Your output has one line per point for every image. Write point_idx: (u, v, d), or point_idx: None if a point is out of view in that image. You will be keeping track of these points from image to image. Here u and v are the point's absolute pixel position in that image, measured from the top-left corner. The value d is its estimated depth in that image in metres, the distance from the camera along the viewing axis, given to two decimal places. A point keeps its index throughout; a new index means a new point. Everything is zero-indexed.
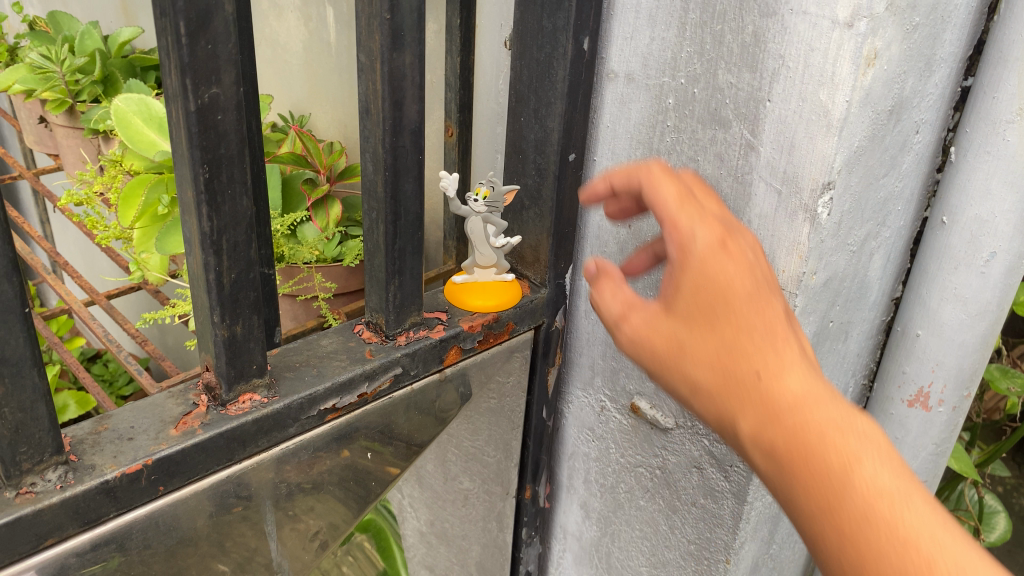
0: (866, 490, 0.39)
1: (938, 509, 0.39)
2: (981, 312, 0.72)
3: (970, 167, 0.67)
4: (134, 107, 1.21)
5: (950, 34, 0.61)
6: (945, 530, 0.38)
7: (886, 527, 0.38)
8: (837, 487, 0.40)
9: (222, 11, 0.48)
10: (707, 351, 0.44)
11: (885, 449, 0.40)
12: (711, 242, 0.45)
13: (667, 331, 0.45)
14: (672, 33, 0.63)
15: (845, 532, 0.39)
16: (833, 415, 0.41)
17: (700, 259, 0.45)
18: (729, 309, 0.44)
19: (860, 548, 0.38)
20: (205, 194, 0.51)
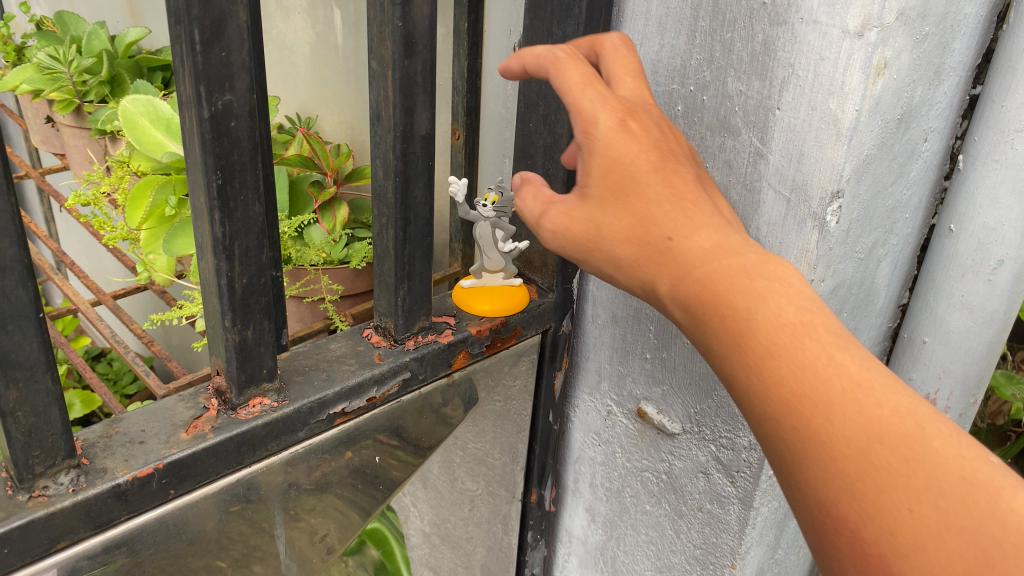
0: (763, 320, 0.44)
1: (842, 338, 0.43)
2: (988, 320, 0.72)
3: (977, 175, 0.67)
4: (141, 108, 1.21)
5: (959, 42, 0.61)
6: (843, 354, 0.42)
7: (781, 351, 0.43)
8: (741, 324, 0.45)
9: (237, 19, 0.48)
10: (612, 226, 0.52)
11: (792, 288, 0.45)
12: (613, 126, 0.52)
13: (587, 217, 0.53)
14: (681, 40, 0.64)
15: (748, 361, 0.44)
16: (740, 264, 0.47)
17: (603, 146, 0.52)
18: (636, 186, 0.51)
19: (761, 375, 0.43)
20: (218, 201, 0.52)
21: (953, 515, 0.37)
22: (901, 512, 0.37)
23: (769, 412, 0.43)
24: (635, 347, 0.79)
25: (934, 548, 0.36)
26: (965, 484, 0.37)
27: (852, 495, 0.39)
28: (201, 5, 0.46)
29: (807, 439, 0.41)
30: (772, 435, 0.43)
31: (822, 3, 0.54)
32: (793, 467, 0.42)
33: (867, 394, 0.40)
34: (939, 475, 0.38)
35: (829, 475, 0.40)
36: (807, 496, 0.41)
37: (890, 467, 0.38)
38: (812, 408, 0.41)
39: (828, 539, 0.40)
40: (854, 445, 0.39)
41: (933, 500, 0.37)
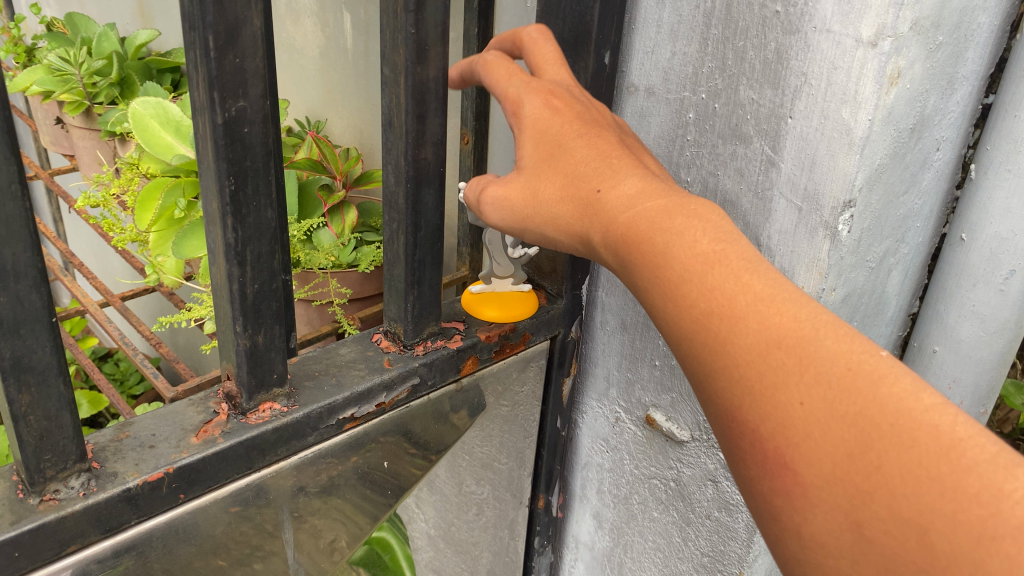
0: (678, 249, 0.45)
1: (753, 260, 0.44)
2: (1000, 330, 0.71)
3: (991, 185, 0.67)
4: (151, 110, 1.21)
5: (972, 52, 0.61)
6: (751, 273, 0.43)
7: (694, 276, 0.44)
8: (658, 255, 0.46)
9: (251, 25, 0.48)
10: (546, 190, 0.54)
11: (709, 221, 0.46)
12: (538, 103, 0.56)
13: (523, 184, 0.55)
14: (693, 48, 0.64)
15: (663, 289, 0.45)
16: (661, 205, 0.48)
17: (532, 121, 0.56)
18: (564, 151, 0.54)
19: (674, 300, 0.44)
20: (230, 206, 0.52)
21: (839, 403, 0.37)
22: (793, 408, 0.38)
23: (683, 335, 0.44)
24: (643, 354, 0.79)
25: (821, 438, 0.37)
26: (853, 375, 0.38)
27: (751, 399, 0.40)
28: (216, 11, 0.46)
29: (713, 354, 0.42)
30: (688, 355, 0.44)
31: (835, 12, 0.54)
32: (704, 383, 0.43)
33: (767, 307, 0.41)
34: (828, 369, 0.38)
35: (732, 382, 0.41)
36: (718, 411, 0.42)
37: (785, 368, 0.39)
38: (717, 325, 0.42)
39: (736, 447, 0.41)
40: (753, 352, 0.40)
41: (822, 392, 0.38)
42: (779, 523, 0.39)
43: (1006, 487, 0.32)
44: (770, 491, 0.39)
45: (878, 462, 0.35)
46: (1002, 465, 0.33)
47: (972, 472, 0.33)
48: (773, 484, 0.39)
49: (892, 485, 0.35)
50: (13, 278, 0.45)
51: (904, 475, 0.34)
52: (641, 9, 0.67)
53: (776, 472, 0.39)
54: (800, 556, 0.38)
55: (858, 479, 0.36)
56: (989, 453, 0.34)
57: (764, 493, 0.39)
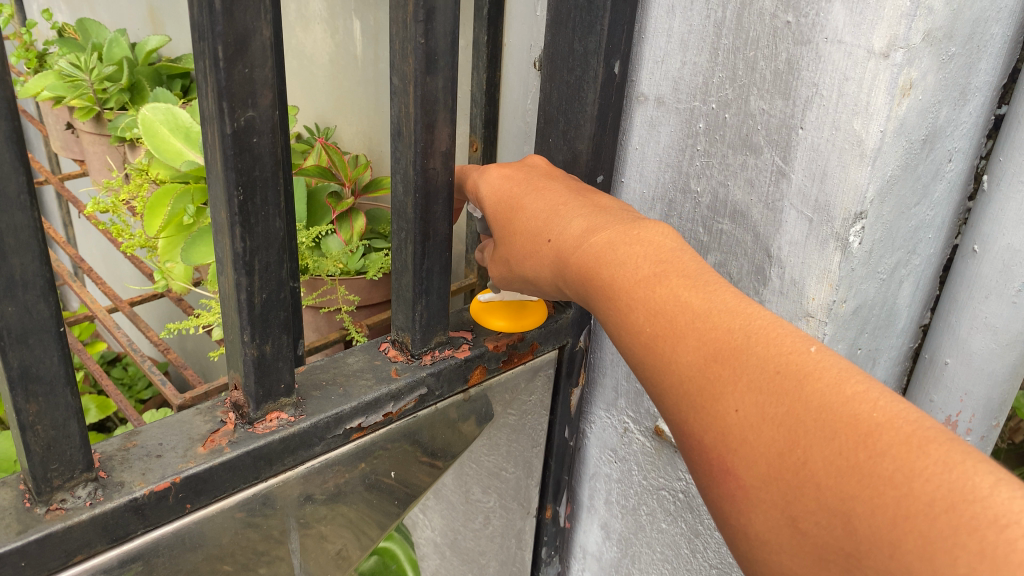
0: (627, 281, 0.50)
1: (693, 279, 0.48)
2: (1012, 342, 0.70)
3: (1003, 196, 0.66)
4: (160, 117, 1.22)
5: (985, 63, 0.61)
6: (690, 291, 0.47)
7: (640, 301, 0.48)
8: (609, 287, 0.51)
9: (260, 36, 0.48)
10: (517, 253, 0.61)
11: (653, 248, 0.51)
12: (491, 178, 0.64)
13: (500, 256, 0.63)
14: (703, 58, 0.63)
15: (620, 316, 0.49)
16: (606, 238, 0.53)
17: (486, 190, 0.63)
18: (516, 211, 0.61)
19: (628, 328, 0.49)
20: (239, 216, 0.52)
21: (768, 406, 0.40)
22: (729, 415, 0.41)
23: (639, 358, 0.48)
24: None
25: (755, 440, 0.40)
26: (780, 378, 0.40)
27: (694, 412, 0.43)
28: (225, 22, 0.46)
29: (661, 373, 0.46)
30: (645, 376, 0.48)
31: (847, 23, 0.54)
32: (659, 402, 0.46)
33: (704, 324, 0.45)
34: (758, 375, 0.41)
35: (678, 395, 0.44)
36: (673, 429, 0.45)
37: (721, 379, 0.42)
38: (662, 346, 0.46)
39: (689, 460, 0.44)
40: (694, 367, 0.44)
41: (754, 398, 0.41)
42: (731, 525, 0.42)
43: (916, 465, 0.34)
44: (719, 496, 0.42)
45: (805, 458, 0.38)
46: (915, 444, 0.35)
47: (885, 455, 0.35)
48: (721, 490, 0.42)
49: (818, 478, 0.37)
50: (21, 288, 0.45)
51: (828, 467, 0.37)
52: (651, 18, 0.67)
53: (722, 478, 0.41)
54: (752, 556, 0.40)
55: (789, 476, 0.38)
56: (904, 433, 0.35)
57: (715, 500, 0.42)
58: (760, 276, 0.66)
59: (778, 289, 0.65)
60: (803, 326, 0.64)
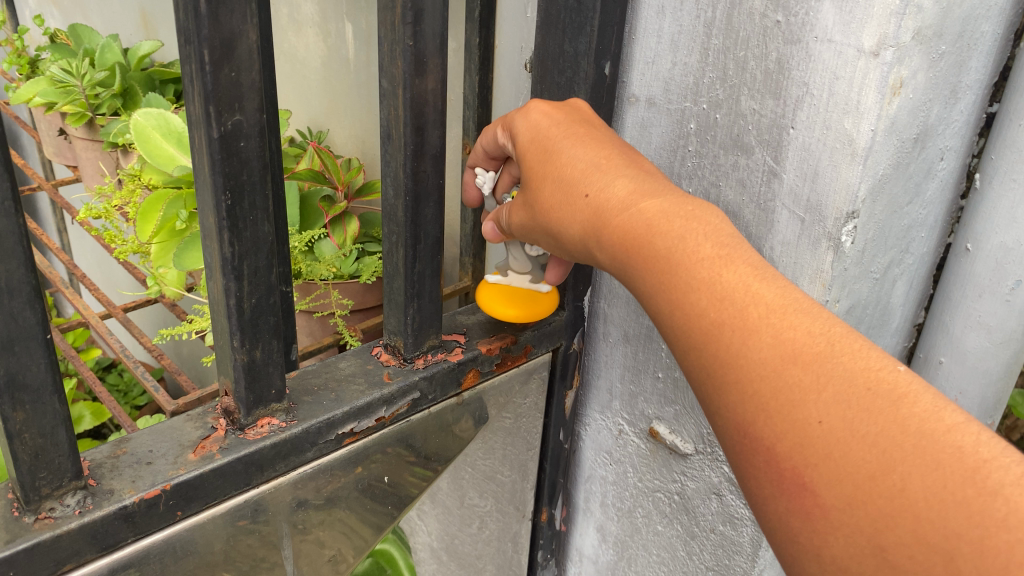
0: (686, 261, 0.48)
1: (759, 270, 0.47)
2: (1006, 340, 0.71)
3: (996, 194, 0.66)
4: (153, 122, 1.21)
5: (976, 61, 0.60)
6: (760, 283, 0.46)
7: (703, 287, 0.47)
8: (664, 264, 0.49)
9: (247, 39, 0.48)
10: (539, 198, 0.59)
11: (712, 232, 0.49)
12: (531, 117, 0.61)
13: (524, 199, 0.61)
14: (693, 58, 0.63)
15: (674, 302, 0.48)
16: (659, 206, 0.51)
17: (523, 127, 0.61)
18: (552, 156, 0.58)
19: (686, 311, 0.47)
20: (227, 220, 0.51)
21: (860, 424, 0.39)
22: (811, 426, 0.41)
23: (695, 344, 0.47)
24: (646, 366, 0.78)
25: (841, 457, 0.39)
26: (872, 396, 0.40)
27: (768, 415, 0.42)
28: (211, 26, 0.46)
29: (726, 364, 0.45)
30: (698, 366, 0.47)
31: (837, 22, 0.53)
32: (716, 395, 0.45)
33: (779, 322, 0.44)
34: (847, 388, 0.41)
35: (745, 396, 0.43)
36: (731, 426, 0.45)
37: (801, 384, 0.42)
38: (730, 336, 0.45)
39: (750, 462, 0.44)
40: (768, 366, 0.43)
41: (842, 412, 0.40)
42: (797, 540, 0.41)
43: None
44: (788, 509, 0.42)
45: (901, 484, 0.37)
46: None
47: (996, 495, 0.35)
48: (791, 503, 0.41)
49: (916, 508, 0.37)
50: (7, 295, 0.44)
51: (929, 498, 0.36)
52: (641, 19, 0.66)
53: (796, 492, 0.41)
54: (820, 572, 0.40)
55: (881, 501, 0.38)
56: (1013, 475, 0.36)
57: (781, 510, 0.42)
58: None
59: None
60: None
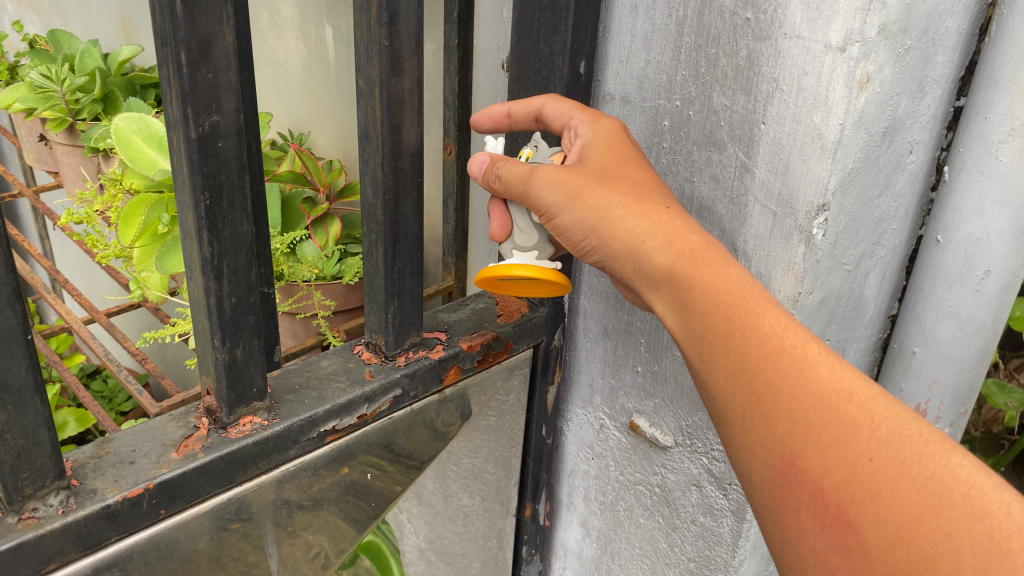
0: (748, 294, 0.52)
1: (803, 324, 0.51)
2: (977, 330, 0.72)
3: (964, 186, 0.68)
4: (134, 126, 1.21)
5: (942, 55, 0.62)
6: (812, 333, 0.50)
7: (762, 321, 0.50)
8: (724, 295, 0.52)
9: (223, 41, 0.48)
10: (609, 185, 0.59)
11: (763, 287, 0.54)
12: (609, 125, 0.64)
13: (581, 173, 0.60)
14: (666, 56, 0.64)
15: (726, 327, 0.51)
16: (721, 251, 0.55)
17: (603, 129, 0.63)
18: (626, 164, 0.60)
19: (742, 335, 0.50)
20: (206, 220, 0.52)
21: (910, 466, 0.42)
22: (862, 462, 0.43)
23: (745, 368, 0.50)
24: (626, 360, 0.79)
25: (888, 496, 0.41)
26: (923, 443, 0.43)
27: (817, 447, 0.45)
28: (187, 28, 0.46)
29: (778, 391, 0.48)
30: (743, 391, 0.49)
31: (804, 18, 0.54)
32: (761, 420, 0.48)
33: (838, 366, 0.48)
34: (899, 432, 0.43)
35: (796, 426, 0.46)
36: (773, 454, 0.47)
37: (855, 422, 0.44)
38: (788, 367, 0.48)
39: (790, 492, 0.46)
40: (826, 398, 0.46)
41: (892, 452, 0.43)
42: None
43: None
44: (826, 546, 0.43)
45: (946, 528, 0.39)
46: None
47: None
48: (830, 538, 0.43)
49: (960, 554, 0.39)
50: None
51: (975, 546, 0.38)
52: (614, 18, 0.67)
53: (838, 529, 0.43)
54: None
55: (924, 543, 0.40)
56: None
57: (819, 547, 0.44)
58: None
59: None
60: None
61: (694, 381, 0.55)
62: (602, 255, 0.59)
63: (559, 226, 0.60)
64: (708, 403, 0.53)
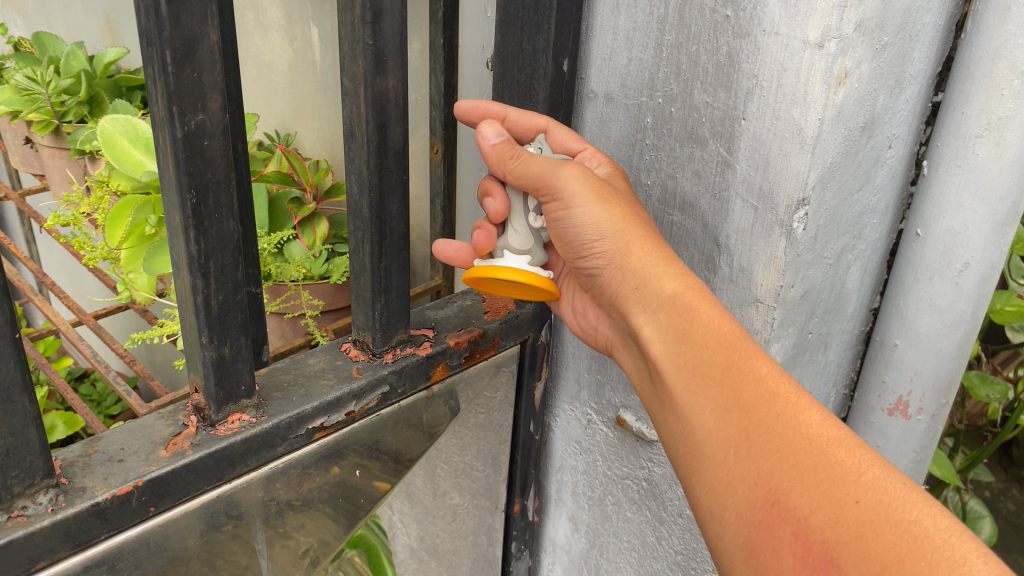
0: (742, 339, 0.54)
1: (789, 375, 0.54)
2: (956, 321, 0.73)
3: (942, 180, 0.69)
4: (119, 128, 1.21)
5: (919, 51, 0.63)
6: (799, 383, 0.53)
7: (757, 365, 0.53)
8: (720, 336, 0.55)
9: (208, 40, 0.49)
10: (627, 206, 0.63)
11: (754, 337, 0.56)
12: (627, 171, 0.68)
13: (608, 185, 0.63)
14: (648, 54, 0.65)
15: (722, 363, 0.53)
16: (715, 299, 0.58)
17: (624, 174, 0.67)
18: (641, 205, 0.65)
19: (738, 372, 0.53)
20: (192, 219, 0.52)
21: (895, 509, 0.44)
22: (849, 504, 0.45)
23: (736, 404, 0.52)
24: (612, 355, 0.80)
25: (873, 537, 0.43)
26: (907, 489, 0.45)
27: (804, 487, 0.47)
28: (172, 28, 0.47)
29: (770, 429, 0.49)
30: (731, 427, 0.51)
31: (782, 15, 0.55)
32: (747, 455, 0.50)
33: (827, 415, 0.50)
34: (885, 477, 0.45)
35: (786, 466, 0.48)
36: (757, 490, 0.48)
37: (842, 465, 0.46)
38: (782, 408, 0.50)
39: (771, 530, 0.47)
40: (817, 441, 0.48)
41: (878, 495, 0.44)
42: None
43: None
44: None
45: (928, 570, 0.41)
46: None
47: None
48: None
49: None
50: None
51: None
52: (597, 17, 0.68)
53: (820, 566, 0.44)
54: None
55: None
56: None
57: None
58: (710, 264, 0.68)
59: (727, 276, 0.67)
60: (753, 312, 0.66)
61: (672, 414, 0.56)
62: (609, 262, 0.62)
63: (575, 219, 0.62)
64: (685, 436, 0.54)
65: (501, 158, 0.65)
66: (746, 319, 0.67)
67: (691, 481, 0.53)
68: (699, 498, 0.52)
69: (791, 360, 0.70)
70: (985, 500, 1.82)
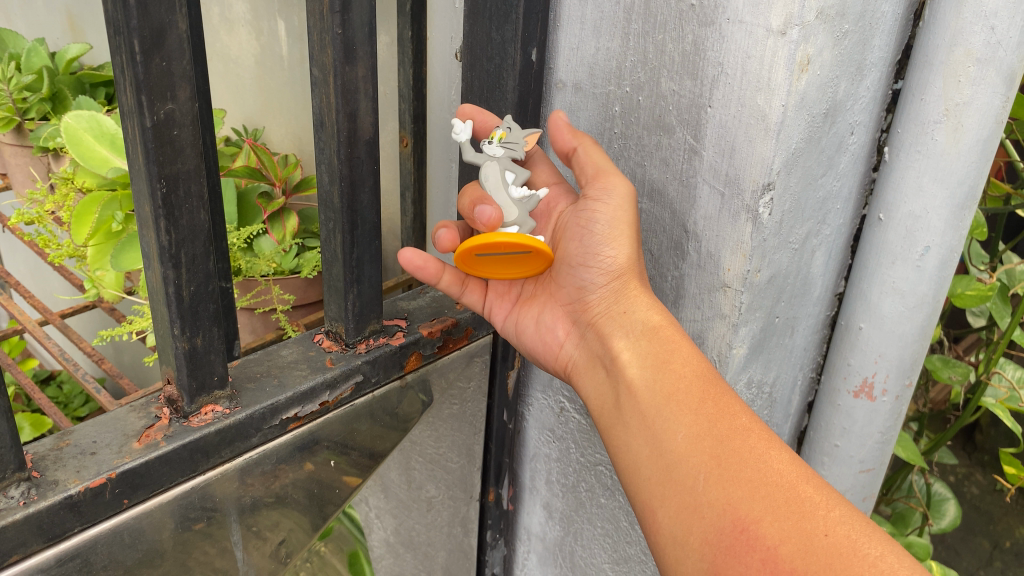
0: (720, 383, 0.58)
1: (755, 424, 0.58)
2: (919, 304, 0.75)
3: (903, 165, 0.71)
4: (84, 124, 1.18)
5: (879, 39, 0.64)
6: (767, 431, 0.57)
7: (734, 405, 0.57)
8: (700, 375, 0.59)
9: (176, 29, 0.49)
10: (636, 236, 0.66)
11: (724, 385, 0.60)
12: None
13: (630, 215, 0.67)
14: (616, 43, 0.66)
15: (700, 395, 0.57)
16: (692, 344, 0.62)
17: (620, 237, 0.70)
18: None
19: (714, 406, 0.56)
20: (162, 209, 0.52)
21: (862, 544, 0.47)
22: (819, 535, 0.48)
23: (710, 433, 0.55)
24: None
25: (840, 567, 0.46)
26: (871, 528, 0.49)
27: (774, 516, 0.50)
28: (140, 16, 0.47)
29: (743, 460, 0.53)
30: (703, 453, 0.54)
31: (746, 4, 0.56)
32: (717, 481, 0.53)
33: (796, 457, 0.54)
34: (851, 515, 0.49)
35: (758, 494, 0.51)
36: (724, 517, 0.51)
37: (811, 500, 0.50)
38: (754, 443, 0.54)
39: (737, 556, 0.50)
40: (788, 476, 0.52)
41: (846, 530, 0.48)
42: None
43: None
44: None
45: None
46: None
47: None
48: None
49: None
50: None
51: None
52: (564, 7, 0.69)
53: None
54: None
55: None
56: None
57: None
58: (679, 251, 0.69)
59: (695, 262, 0.68)
60: (721, 297, 0.67)
61: (640, 438, 0.59)
62: (600, 275, 0.66)
63: (598, 226, 0.64)
64: (652, 459, 0.57)
65: (564, 139, 0.66)
66: (714, 303, 0.68)
67: (654, 507, 0.56)
68: (662, 522, 0.54)
69: (759, 344, 0.72)
70: (950, 486, 1.86)
